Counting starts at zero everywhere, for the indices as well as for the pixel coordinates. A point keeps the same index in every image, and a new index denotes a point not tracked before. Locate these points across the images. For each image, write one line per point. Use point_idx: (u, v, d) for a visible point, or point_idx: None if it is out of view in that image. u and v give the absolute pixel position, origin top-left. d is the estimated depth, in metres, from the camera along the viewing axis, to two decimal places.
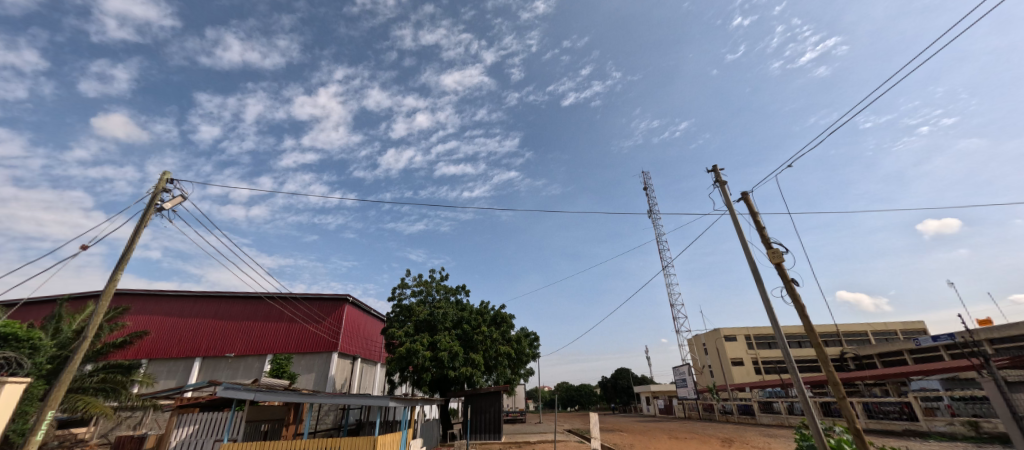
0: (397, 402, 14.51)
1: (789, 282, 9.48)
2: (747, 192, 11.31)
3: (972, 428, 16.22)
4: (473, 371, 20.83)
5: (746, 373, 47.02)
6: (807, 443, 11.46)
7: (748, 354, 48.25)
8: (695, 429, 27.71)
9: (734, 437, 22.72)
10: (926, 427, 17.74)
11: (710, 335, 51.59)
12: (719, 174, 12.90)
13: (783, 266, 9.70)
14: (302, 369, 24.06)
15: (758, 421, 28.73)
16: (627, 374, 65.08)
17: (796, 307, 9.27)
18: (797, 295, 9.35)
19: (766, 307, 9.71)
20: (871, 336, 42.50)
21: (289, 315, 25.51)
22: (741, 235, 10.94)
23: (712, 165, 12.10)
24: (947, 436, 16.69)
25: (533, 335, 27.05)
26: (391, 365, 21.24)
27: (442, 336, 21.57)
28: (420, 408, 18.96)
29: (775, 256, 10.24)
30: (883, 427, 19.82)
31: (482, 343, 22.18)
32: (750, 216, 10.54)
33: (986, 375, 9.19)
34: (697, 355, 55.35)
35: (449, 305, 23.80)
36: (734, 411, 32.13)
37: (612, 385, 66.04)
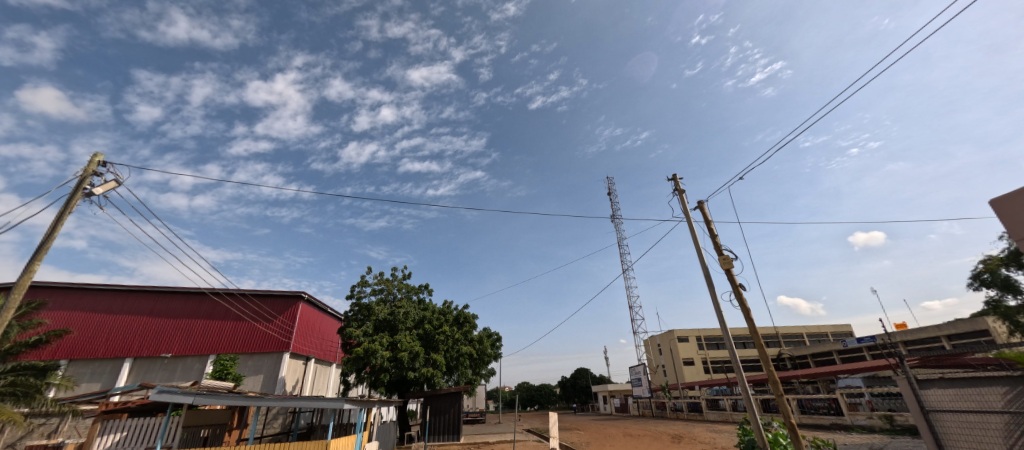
0: (353, 405, 14.14)
1: (737, 287, 10.27)
2: (701, 202, 12.19)
3: (888, 421, 18.07)
4: (433, 372, 20.76)
5: (696, 372, 49.68)
6: (748, 438, 12.47)
7: (698, 354, 50.92)
8: (647, 426, 29.10)
9: (683, 433, 24.13)
10: (849, 420, 19.70)
11: (664, 336, 54.21)
12: (678, 183, 13.82)
13: (733, 271, 10.55)
14: (249, 371, 23.02)
15: (705, 417, 30.66)
16: (585, 374, 66.91)
17: (742, 310, 10.08)
18: (744, 299, 10.14)
19: (716, 310, 10.53)
20: (806, 337, 46.13)
21: (236, 313, 24.34)
22: (696, 241, 11.85)
23: (671, 174, 13.03)
24: (867, 428, 18.64)
25: (496, 336, 27.46)
26: (348, 366, 20.76)
27: (402, 336, 21.22)
28: (376, 410, 18.66)
29: (725, 262, 11.10)
30: (813, 422, 21.80)
31: (443, 343, 22.27)
32: (703, 222, 11.53)
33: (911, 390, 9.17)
34: (652, 355, 57.94)
35: (410, 304, 23.52)
36: (685, 408, 34.09)
37: (572, 384, 67.94)
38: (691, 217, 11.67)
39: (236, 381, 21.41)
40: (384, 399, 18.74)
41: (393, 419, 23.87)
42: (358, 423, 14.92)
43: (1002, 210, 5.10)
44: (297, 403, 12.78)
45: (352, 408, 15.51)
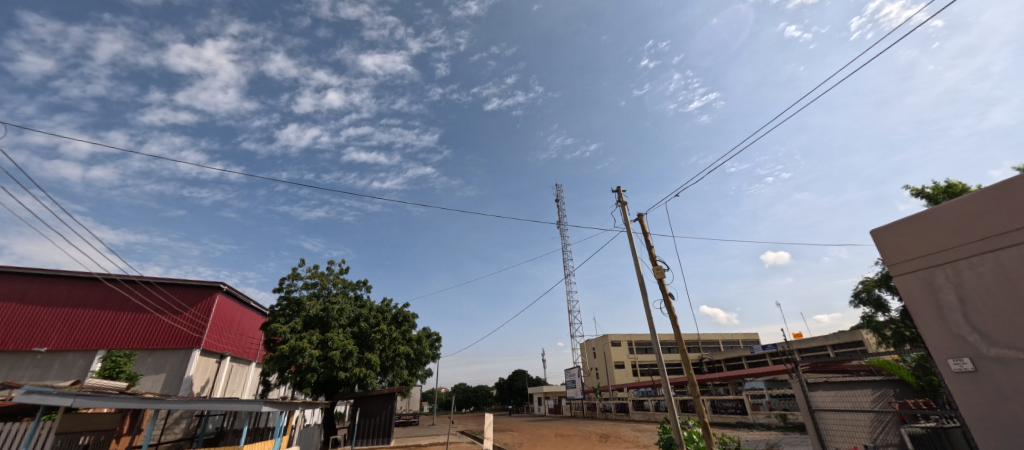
0: (272, 407, 13.38)
1: (667, 296, 11.28)
2: (641, 214, 13.17)
3: (782, 419, 20.48)
4: (366, 372, 20.20)
5: (626, 374, 52.63)
6: (667, 435, 13.66)
7: (629, 358, 54.00)
8: (577, 426, 30.38)
9: (610, 432, 25.54)
10: (752, 419, 22.05)
11: (599, 340, 56.83)
12: (620, 195, 14.84)
13: (664, 281, 11.58)
14: (148, 369, 20.88)
15: (631, 418, 32.77)
16: (523, 376, 68.18)
17: (670, 317, 11.09)
18: (672, 307, 11.19)
19: (648, 316, 11.48)
20: (721, 344, 50.70)
21: (137, 303, 22.02)
22: (633, 251, 12.83)
23: (616, 187, 13.99)
24: (765, 426, 21.00)
25: (435, 336, 27.29)
26: (270, 365, 19.52)
27: (334, 334, 20.41)
28: (298, 413, 17.75)
29: (658, 272, 12.15)
30: (723, 420, 24.12)
31: (379, 342, 21.75)
32: (640, 233, 12.53)
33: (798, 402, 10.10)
34: (587, 358, 60.48)
35: (346, 300, 22.68)
36: (613, 409, 36.02)
37: (509, 386, 68.90)
38: (631, 228, 12.61)
39: (130, 381, 19.33)
40: (308, 402, 17.89)
41: (317, 422, 22.83)
42: (276, 427, 14.09)
43: (879, 236, 6.17)
44: (206, 405, 11.82)
45: (272, 411, 14.67)
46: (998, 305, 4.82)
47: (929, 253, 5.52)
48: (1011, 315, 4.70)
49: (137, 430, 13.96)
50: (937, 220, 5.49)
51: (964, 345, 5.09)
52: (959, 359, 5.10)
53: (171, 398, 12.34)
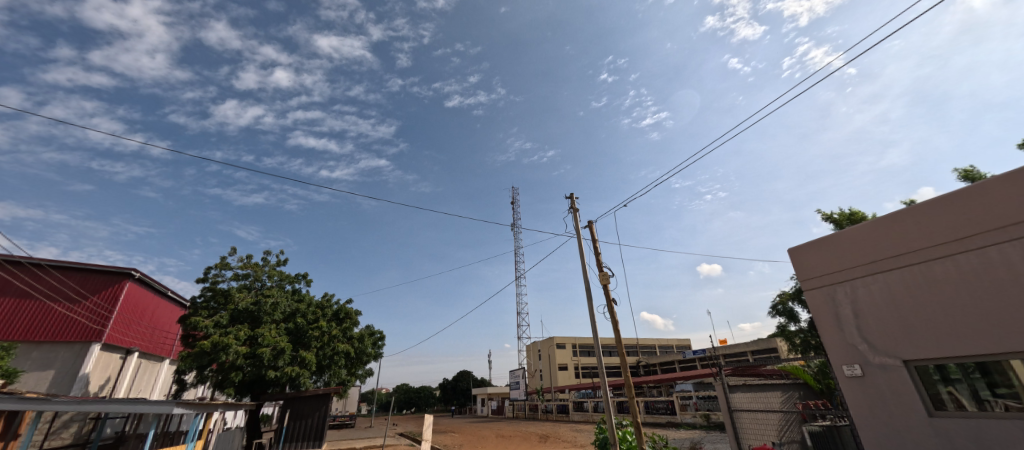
0: (186, 409, 12.30)
1: (610, 302, 11.84)
2: (591, 222, 13.76)
3: (705, 419, 22.26)
4: (299, 372, 19.22)
5: (568, 376, 54.19)
6: (602, 435, 14.31)
7: (572, 360, 55.61)
8: (518, 427, 30.83)
9: (550, 433, 26.22)
10: (679, 419, 23.89)
11: (545, 343, 58.03)
12: (573, 202, 15.37)
13: (608, 287, 12.15)
14: (32, 365, 18.47)
15: (570, 418, 33.95)
16: (467, 376, 67.92)
17: (612, 321, 11.66)
18: (614, 312, 11.77)
19: (591, 320, 12.00)
20: (657, 348, 53.69)
21: (23, 288, 19.38)
22: (582, 257, 13.35)
23: (568, 194, 14.48)
24: (691, 425, 22.77)
25: (378, 335, 26.54)
26: (187, 362, 17.91)
27: (266, 330, 19.19)
28: (217, 416, 16.45)
29: (603, 278, 12.73)
30: (653, 420, 25.74)
31: (316, 340, 20.79)
32: (589, 240, 13.08)
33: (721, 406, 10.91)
34: (532, 359, 61.50)
35: (281, 294, 21.42)
36: (553, 410, 36.93)
37: (452, 387, 68.33)
38: (581, 235, 13.13)
39: (8, 377, 16.94)
40: (231, 403, 16.64)
41: (240, 426, 21.24)
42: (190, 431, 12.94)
43: (795, 255, 6.90)
44: (105, 408, 10.58)
45: (185, 414, 13.47)
46: (885, 319, 5.59)
47: (833, 271, 6.28)
48: (893, 328, 5.51)
49: (13, 437, 12.15)
50: (841, 243, 6.25)
51: (855, 353, 5.86)
52: (852, 366, 5.87)
53: (61, 398, 10.91)
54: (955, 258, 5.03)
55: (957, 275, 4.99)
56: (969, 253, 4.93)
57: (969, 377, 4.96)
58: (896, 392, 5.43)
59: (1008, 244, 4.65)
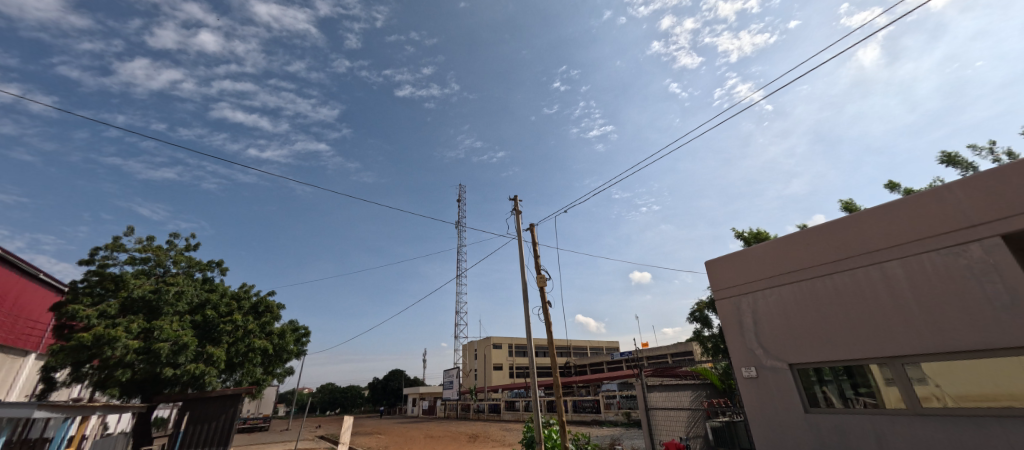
0: (52, 413, 10.53)
1: (545, 304, 11.97)
2: (532, 225, 13.96)
3: (626, 416, 23.56)
4: (205, 370, 17.39)
5: (502, 376, 54.62)
6: (529, 434, 14.46)
7: (507, 360, 56.10)
8: (448, 427, 30.43)
9: (479, 432, 26.20)
10: (603, 417, 25.15)
11: (481, 342, 57.97)
12: (516, 204, 15.37)
13: (544, 290, 12.27)
14: None
15: (501, 418, 34.15)
16: (399, 376, 65.84)
17: (546, 323, 11.81)
18: (548, 314, 11.91)
19: (526, 321, 12.03)
20: (589, 350, 55.92)
21: None
22: (521, 258, 13.41)
23: (513, 196, 14.46)
24: (613, 423, 24.04)
25: (302, 331, 24.86)
26: (60, 358, 15.37)
27: (166, 322, 17.09)
28: (96, 421, 14.32)
29: (540, 280, 12.86)
30: (579, 418, 26.75)
31: (228, 335, 18.95)
32: (529, 242, 13.13)
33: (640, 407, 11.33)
34: (467, 359, 61.17)
35: (189, 283, 19.23)
36: (485, 409, 36.93)
37: (382, 386, 65.87)
38: (521, 237, 13.13)
39: None
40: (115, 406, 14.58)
41: (125, 431, 18.64)
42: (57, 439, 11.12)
43: (710, 267, 7.43)
44: None
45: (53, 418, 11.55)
46: (779, 327, 6.16)
47: (739, 283, 6.82)
48: (784, 335, 6.08)
49: None
50: (746, 257, 6.81)
51: (752, 356, 6.42)
52: (749, 367, 6.41)
53: None
54: (833, 276, 5.67)
55: (836, 292, 5.62)
56: (846, 273, 5.56)
57: (838, 378, 5.59)
58: (782, 392, 6.00)
59: (873, 266, 5.33)
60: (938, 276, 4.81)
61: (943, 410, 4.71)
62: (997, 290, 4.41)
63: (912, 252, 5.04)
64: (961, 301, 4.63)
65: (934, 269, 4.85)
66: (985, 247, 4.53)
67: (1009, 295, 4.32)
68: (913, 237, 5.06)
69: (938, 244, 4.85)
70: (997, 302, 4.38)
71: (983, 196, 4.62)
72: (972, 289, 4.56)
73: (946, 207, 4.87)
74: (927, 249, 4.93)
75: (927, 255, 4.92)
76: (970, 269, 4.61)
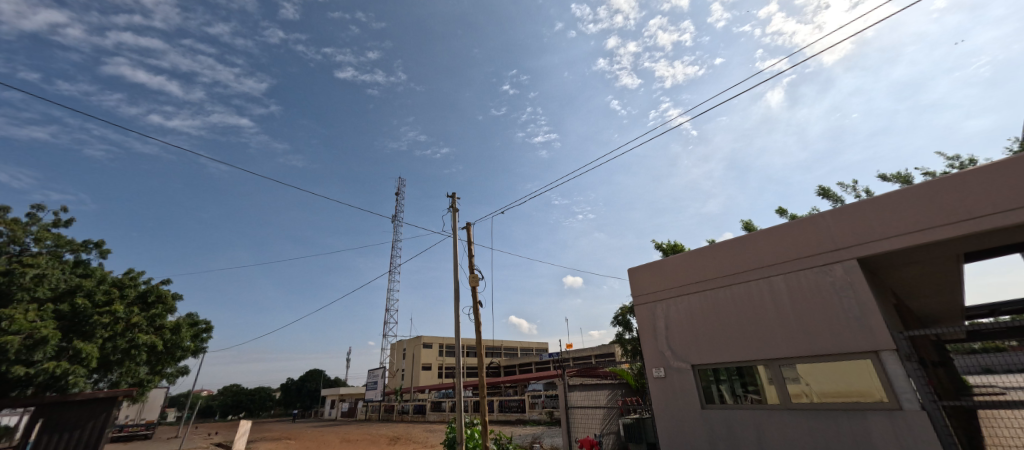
0: None
1: (476, 304, 11.74)
2: (469, 224, 13.67)
3: (549, 415, 24.08)
4: (71, 369, 14.76)
5: (430, 376, 53.41)
6: (451, 435, 14.08)
7: (437, 360, 54.95)
8: (368, 430, 28.93)
9: (401, 435, 25.24)
10: (527, 416, 25.50)
11: (410, 341, 56.23)
12: (454, 201, 14.95)
13: (476, 290, 12.02)
14: None
15: (426, 419, 33.22)
16: (318, 376, 61.47)
17: (476, 323, 11.56)
18: (479, 314, 11.68)
19: (455, 320, 11.69)
20: (519, 350, 56.65)
21: None
22: (454, 256, 13.07)
23: (451, 192, 14.04)
24: (536, 422, 24.47)
25: (202, 325, 22.21)
26: None
27: (19, 311, 14.21)
28: None
29: (473, 280, 12.60)
30: (504, 418, 26.86)
31: (105, 329, 16.28)
32: (463, 241, 12.82)
33: (560, 408, 11.37)
34: (394, 359, 59.00)
35: (55, 265, 16.22)
36: (410, 410, 35.71)
37: (297, 388, 61.29)
38: (457, 234, 12.79)
39: None
40: None
41: None
42: None
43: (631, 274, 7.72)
44: None
45: None
46: (684, 332, 6.56)
47: (653, 291, 7.17)
48: (688, 339, 6.47)
49: None
50: (661, 266, 7.17)
51: (661, 357, 6.74)
52: (658, 368, 6.73)
53: None
54: (731, 287, 6.15)
55: (732, 302, 6.10)
56: (740, 285, 6.07)
57: (732, 378, 6.02)
58: (684, 391, 6.37)
59: (762, 280, 5.86)
60: (810, 291, 5.39)
61: (809, 405, 5.24)
62: (852, 304, 5.02)
63: (792, 269, 5.59)
64: (824, 314, 5.22)
65: (808, 284, 5.42)
66: (847, 267, 5.14)
67: (861, 309, 4.95)
68: (793, 256, 5.61)
69: (811, 263, 5.44)
70: (852, 314, 4.99)
71: (847, 223, 5.25)
72: (834, 303, 5.15)
73: (820, 231, 5.46)
74: (803, 267, 5.49)
75: (804, 272, 5.48)
76: (833, 285, 5.21)
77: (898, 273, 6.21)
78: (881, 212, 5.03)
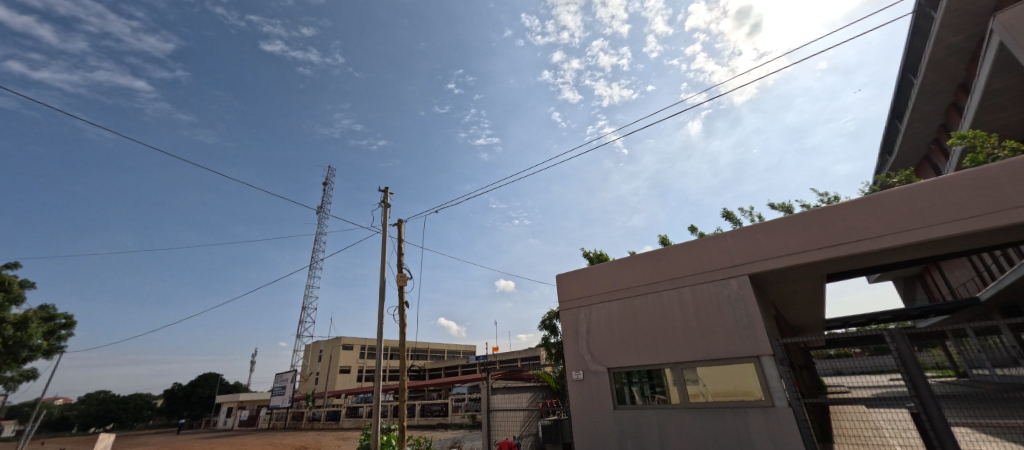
0: None
1: (403, 304, 11.33)
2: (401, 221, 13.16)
3: (472, 419, 23.96)
4: None
5: (348, 380, 50.52)
6: (365, 442, 13.37)
7: (357, 363, 52.12)
8: (271, 440, 26.43)
9: (309, 444, 23.41)
10: (449, 419, 25.14)
11: (329, 343, 52.74)
12: (386, 196, 14.34)
13: (404, 289, 11.60)
14: None
15: (340, 426, 31.20)
16: (212, 381, 56.35)
17: (400, 323, 11.14)
18: (405, 315, 11.28)
19: (378, 320, 11.15)
20: (446, 353, 55.73)
21: None
22: (382, 253, 12.52)
23: (384, 187, 13.44)
24: (458, 425, 24.24)
25: (60, 322, 18.80)
26: None
27: None
28: None
29: (400, 279, 12.16)
30: (425, 422, 26.20)
31: None
32: (394, 238, 12.33)
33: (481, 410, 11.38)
34: (309, 361, 54.95)
35: None
36: (322, 417, 33.27)
37: (187, 394, 54.90)
38: (387, 231, 12.26)
39: None
40: None
41: None
42: None
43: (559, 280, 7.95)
44: None
45: None
46: (602, 337, 6.91)
47: (577, 297, 7.47)
48: (606, 344, 6.83)
49: None
50: (585, 274, 7.49)
51: (581, 361, 7.02)
52: (577, 371, 6.99)
53: None
54: (646, 296, 6.61)
55: (646, 310, 6.55)
56: (653, 294, 6.54)
57: (642, 380, 6.44)
58: (599, 392, 6.69)
59: (672, 291, 6.37)
60: (710, 302, 5.97)
61: (703, 404, 5.76)
62: (742, 314, 5.65)
63: (698, 282, 6.15)
64: (719, 323, 5.81)
65: (709, 295, 6.00)
66: (740, 282, 5.78)
67: (749, 319, 5.58)
68: (701, 269, 6.17)
69: (712, 277, 6.03)
70: (742, 323, 5.62)
71: (744, 243, 5.89)
72: (727, 314, 5.77)
73: (722, 249, 6.07)
74: (706, 280, 6.07)
75: (706, 285, 6.06)
76: (729, 297, 5.83)
77: (782, 288, 7.13)
78: (774, 233, 5.70)
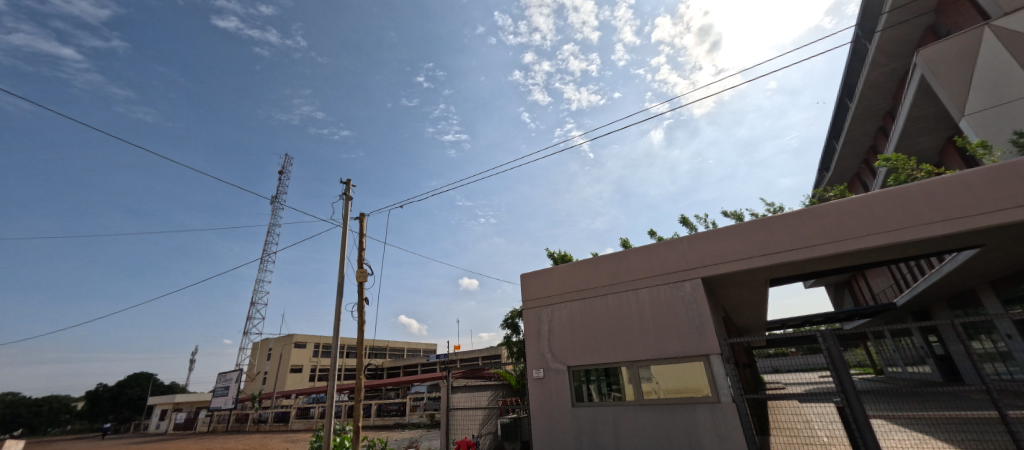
0: None
1: (362, 301, 11.07)
2: (363, 215, 12.82)
3: (429, 418, 23.73)
4: None
5: (300, 379, 48.48)
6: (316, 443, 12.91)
7: (309, 361, 50.16)
8: (212, 444, 24.87)
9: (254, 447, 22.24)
10: (406, 419, 24.76)
11: (280, 340, 50.36)
12: (348, 189, 13.93)
13: (363, 286, 11.34)
14: None
15: (288, 428, 29.88)
16: (144, 382, 52.58)
17: (359, 320, 10.89)
18: (363, 312, 11.04)
19: (336, 317, 10.83)
20: (405, 351, 54.80)
21: None
22: (342, 248, 12.17)
23: (346, 179, 13.03)
24: (415, 425, 23.94)
25: None
26: None
27: None
28: None
29: (360, 275, 11.87)
30: (381, 422, 25.63)
31: None
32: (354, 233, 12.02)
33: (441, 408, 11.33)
34: (257, 360, 52.22)
35: None
36: (269, 419, 31.71)
37: (112, 396, 50.42)
38: (347, 225, 11.94)
39: None
40: None
41: None
42: None
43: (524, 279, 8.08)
44: None
45: None
46: (562, 336, 7.11)
47: (541, 296, 7.63)
48: (566, 342, 7.04)
49: None
50: (549, 274, 7.66)
51: (542, 359, 7.19)
52: (538, 369, 7.16)
53: None
54: (606, 296, 6.87)
55: (606, 309, 6.81)
56: (613, 295, 6.81)
57: (599, 378, 6.70)
58: (558, 391, 6.88)
59: (631, 292, 6.66)
60: (667, 303, 6.29)
61: (656, 401, 6.08)
62: (694, 316, 6.02)
63: (655, 283, 6.46)
64: (674, 323, 6.15)
65: (665, 297, 6.34)
66: (693, 284, 6.15)
67: (700, 320, 5.95)
68: (659, 271, 6.49)
69: (668, 279, 6.37)
70: (694, 324, 5.98)
71: (699, 247, 6.26)
72: (682, 314, 6.11)
73: (680, 252, 6.41)
74: (663, 281, 6.40)
75: (662, 287, 6.40)
76: (683, 299, 6.18)
77: (730, 292, 7.63)
78: (727, 240, 6.10)
